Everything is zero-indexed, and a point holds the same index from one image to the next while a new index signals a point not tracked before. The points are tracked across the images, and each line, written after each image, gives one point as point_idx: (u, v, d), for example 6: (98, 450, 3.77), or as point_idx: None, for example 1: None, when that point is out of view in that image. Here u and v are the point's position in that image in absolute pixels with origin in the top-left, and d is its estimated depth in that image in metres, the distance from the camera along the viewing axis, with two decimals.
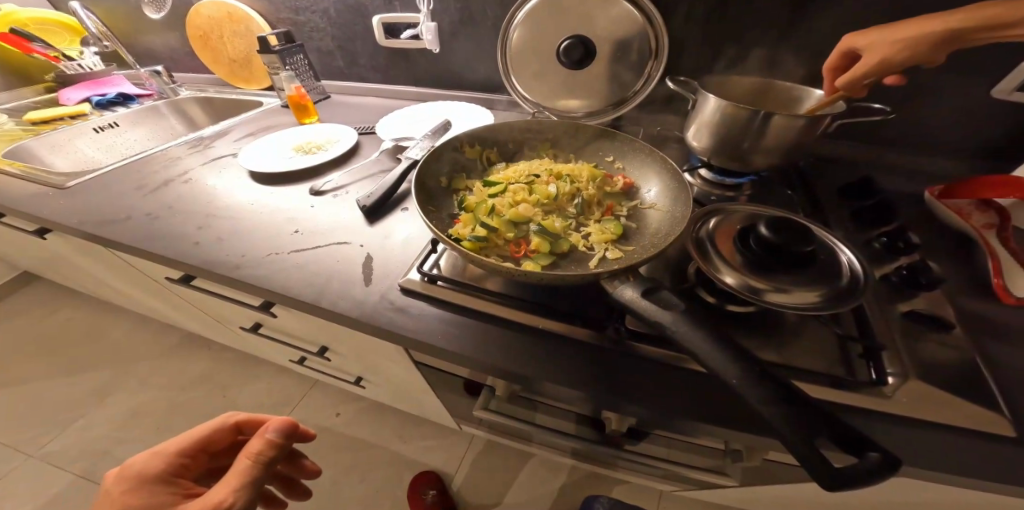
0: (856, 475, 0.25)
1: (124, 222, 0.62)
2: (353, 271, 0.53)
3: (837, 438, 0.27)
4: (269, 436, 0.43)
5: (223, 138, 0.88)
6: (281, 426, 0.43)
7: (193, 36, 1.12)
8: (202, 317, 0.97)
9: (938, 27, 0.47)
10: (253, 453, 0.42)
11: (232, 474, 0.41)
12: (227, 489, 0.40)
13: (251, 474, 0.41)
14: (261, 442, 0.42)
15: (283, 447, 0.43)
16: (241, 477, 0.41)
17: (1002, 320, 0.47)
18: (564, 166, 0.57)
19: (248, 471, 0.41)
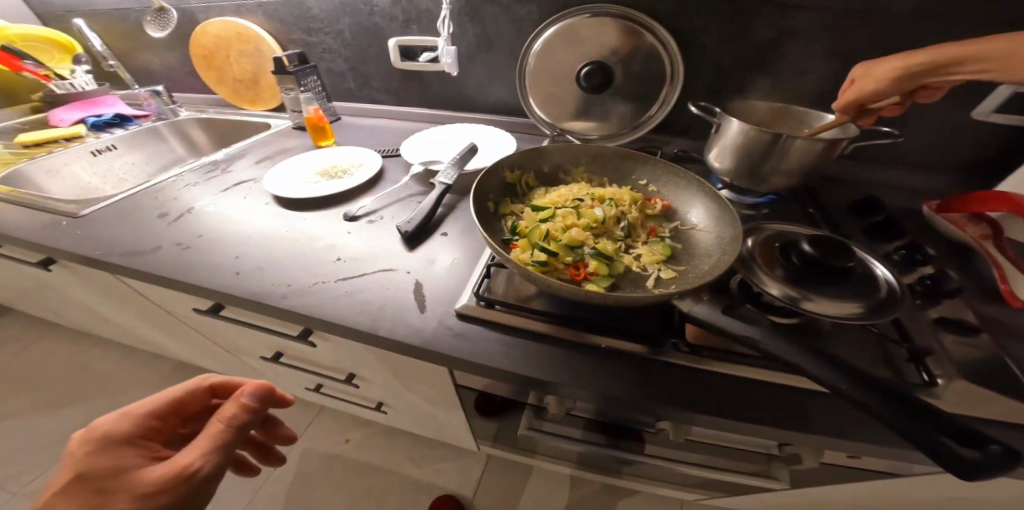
0: (981, 464, 0.29)
1: (157, 253, 0.63)
2: (406, 299, 0.55)
3: (955, 435, 0.31)
4: (245, 402, 0.41)
5: (238, 162, 0.90)
6: (256, 390, 0.42)
7: (196, 55, 1.13)
8: (209, 345, 0.94)
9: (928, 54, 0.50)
10: (228, 419, 0.41)
11: (203, 437, 0.40)
12: (196, 451, 0.39)
13: (220, 439, 0.40)
14: (236, 407, 0.41)
15: (254, 415, 0.42)
16: (208, 441, 0.39)
17: (1013, 322, 0.51)
18: (605, 191, 0.61)
19: (217, 435, 0.40)
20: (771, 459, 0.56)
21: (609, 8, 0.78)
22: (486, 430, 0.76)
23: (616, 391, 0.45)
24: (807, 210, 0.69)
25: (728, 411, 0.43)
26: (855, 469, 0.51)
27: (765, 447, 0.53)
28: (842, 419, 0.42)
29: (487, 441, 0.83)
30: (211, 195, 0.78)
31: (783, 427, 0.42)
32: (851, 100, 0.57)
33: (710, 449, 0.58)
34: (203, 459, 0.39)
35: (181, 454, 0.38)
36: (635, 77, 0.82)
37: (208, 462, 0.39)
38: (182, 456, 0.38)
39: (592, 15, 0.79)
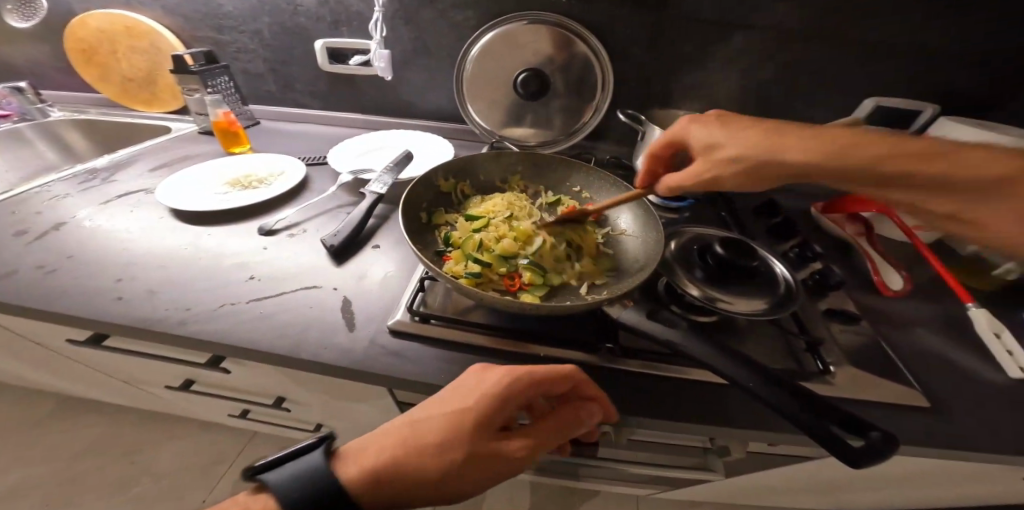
0: (867, 451, 0.32)
1: (11, 280, 0.52)
2: (332, 318, 0.51)
3: (842, 424, 0.35)
4: (591, 416, 0.39)
5: (125, 171, 0.78)
6: (561, 375, 0.37)
7: (73, 49, 0.97)
8: (96, 382, 0.80)
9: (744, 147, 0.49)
10: (480, 395, 0.36)
11: (558, 425, 0.39)
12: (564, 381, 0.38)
13: (489, 417, 0.36)
14: (507, 385, 0.36)
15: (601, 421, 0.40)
16: (475, 412, 0.35)
17: (884, 309, 0.60)
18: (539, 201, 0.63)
19: (487, 408, 0.36)
20: (707, 450, 0.59)
21: (545, 16, 0.80)
22: None
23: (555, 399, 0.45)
24: (720, 213, 0.76)
25: (659, 410, 0.45)
26: (775, 454, 0.56)
27: (698, 441, 0.57)
28: (757, 410, 0.45)
29: None
30: (90, 208, 0.67)
31: (708, 423, 0.44)
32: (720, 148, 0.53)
33: (654, 444, 0.60)
34: (489, 434, 0.36)
35: (511, 440, 0.37)
36: (569, 86, 0.85)
37: (485, 442, 0.35)
38: (510, 440, 0.37)
39: (528, 23, 0.80)
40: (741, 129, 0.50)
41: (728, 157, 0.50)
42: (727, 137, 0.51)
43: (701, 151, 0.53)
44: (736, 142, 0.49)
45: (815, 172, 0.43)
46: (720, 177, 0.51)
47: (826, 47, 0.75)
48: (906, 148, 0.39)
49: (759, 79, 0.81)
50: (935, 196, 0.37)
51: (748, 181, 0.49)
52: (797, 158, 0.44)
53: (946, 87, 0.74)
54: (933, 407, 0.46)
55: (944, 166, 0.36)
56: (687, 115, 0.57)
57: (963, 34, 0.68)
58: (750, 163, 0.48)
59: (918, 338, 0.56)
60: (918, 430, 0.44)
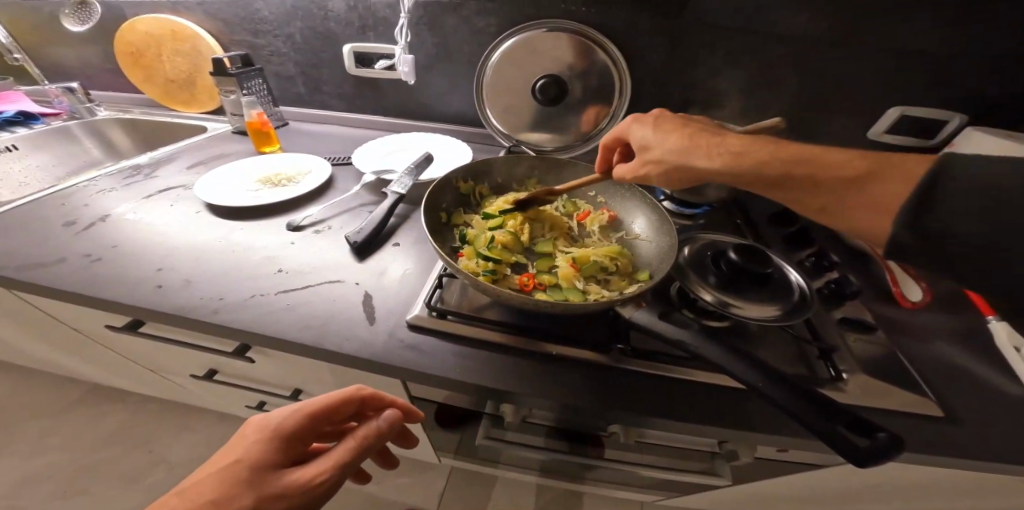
0: (876, 451, 0.33)
1: (61, 266, 0.56)
2: (354, 311, 0.53)
3: (851, 427, 0.35)
4: (382, 419, 0.39)
5: (166, 167, 0.83)
6: (347, 391, 0.42)
7: (122, 53, 1.04)
8: (129, 367, 0.85)
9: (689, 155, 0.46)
10: (259, 437, 0.36)
11: (350, 444, 0.38)
12: (291, 418, 0.38)
13: (272, 457, 0.36)
14: (290, 414, 0.38)
15: (401, 425, 0.40)
16: (249, 461, 0.34)
17: (902, 320, 0.60)
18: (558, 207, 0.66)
19: (264, 451, 0.36)
20: (714, 454, 0.59)
21: (564, 23, 0.82)
22: (444, 443, 0.74)
23: (566, 396, 0.46)
24: (736, 220, 0.76)
25: (668, 410, 0.46)
26: (784, 460, 0.56)
27: (705, 444, 0.56)
28: (768, 414, 0.46)
29: (444, 454, 0.80)
30: (132, 202, 0.71)
31: (717, 424, 0.45)
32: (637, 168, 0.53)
33: (662, 448, 0.61)
34: (277, 473, 0.35)
35: (306, 468, 0.35)
36: (588, 91, 0.87)
37: (274, 480, 0.34)
38: (308, 468, 0.35)
39: (548, 30, 0.82)
40: (670, 130, 0.50)
41: (658, 157, 0.49)
42: (657, 138, 0.50)
43: (638, 150, 0.53)
44: (664, 142, 0.49)
45: (728, 174, 0.42)
46: (651, 176, 0.51)
47: (849, 55, 0.74)
48: (791, 153, 0.38)
49: (778, 85, 0.81)
50: (814, 193, 0.36)
51: (676, 182, 0.49)
52: (711, 160, 0.44)
53: (975, 95, 0.72)
54: (948, 418, 0.46)
55: (824, 165, 0.36)
56: (630, 116, 0.56)
57: (994, 42, 0.67)
58: (673, 164, 0.48)
59: (936, 349, 0.56)
60: (931, 441, 0.43)
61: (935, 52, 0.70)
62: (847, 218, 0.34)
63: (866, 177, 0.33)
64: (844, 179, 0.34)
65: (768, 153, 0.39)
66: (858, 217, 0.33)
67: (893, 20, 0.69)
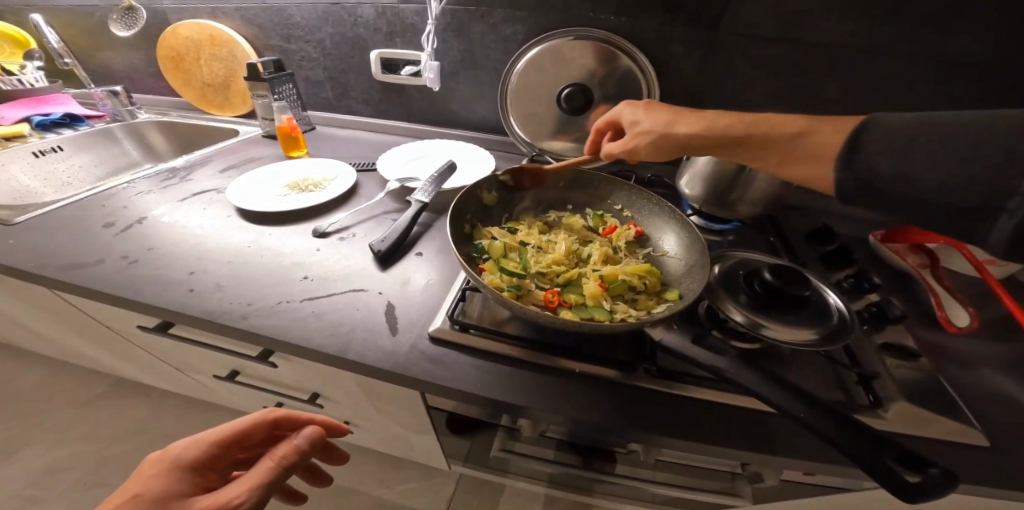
0: (926, 487, 0.31)
1: (100, 267, 0.59)
2: (377, 321, 0.53)
3: (900, 459, 0.34)
4: (301, 437, 0.39)
5: (199, 171, 0.85)
6: (256, 417, 0.44)
7: (164, 56, 1.08)
8: (158, 363, 0.88)
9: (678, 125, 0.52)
10: (159, 472, 0.37)
11: (267, 465, 0.38)
12: (190, 447, 0.39)
13: (177, 488, 0.36)
14: (192, 446, 0.39)
15: (323, 440, 0.40)
16: (150, 495, 0.35)
17: (948, 346, 0.56)
18: (582, 227, 0.67)
19: (167, 484, 0.36)
20: (735, 475, 0.57)
21: (592, 32, 0.81)
22: (456, 451, 0.74)
23: (587, 415, 0.45)
24: (768, 237, 0.73)
25: (694, 433, 0.44)
26: (812, 484, 0.53)
27: (729, 466, 0.54)
28: (799, 440, 0.44)
29: (454, 462, 0.79)
30: (167, 205, 0.73)
31: (747, 448, 0.43)
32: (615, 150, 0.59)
33: (679, 469, 0.59)
34: (183, 503, 0.35)
35: (220, 491, 0.35)
36: (614, 99, 0.85)
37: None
38: (222, 492, 0.35)
39: (576, 37, 0.81)
40: (658, 110, 0.56)
41: (642, 128, 0.56)
42: (645, 115, 0.56)
43: (629, 127, 0.58)
44: (653, 119, 0.55)
45: (702, 133, 0.49)
46: (637, 148, 0.57)
47: (897, 61, 0.70)
48: (748, 119, 0.47)
49: (816, 94, 0.78)
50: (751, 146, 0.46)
51: (646, 150, 0.56)
52: (689, 128, 0.50)
53: None
54: (1001, 454, 0.43)
55: (770, 127, 0.44)
56: (623, 102, 0.61)
57: None
58: (646, 140, 0.55)
59: (986, 379, 0.52)
60: (983, 479, 0.40)
61: (993, 61, 0.66)
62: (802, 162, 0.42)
63: (803, 133, 0.42)
64: (788, 136, 0.43)
65: (691, 127, 0.50)
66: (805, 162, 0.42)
67: (944, 28, 0.65)
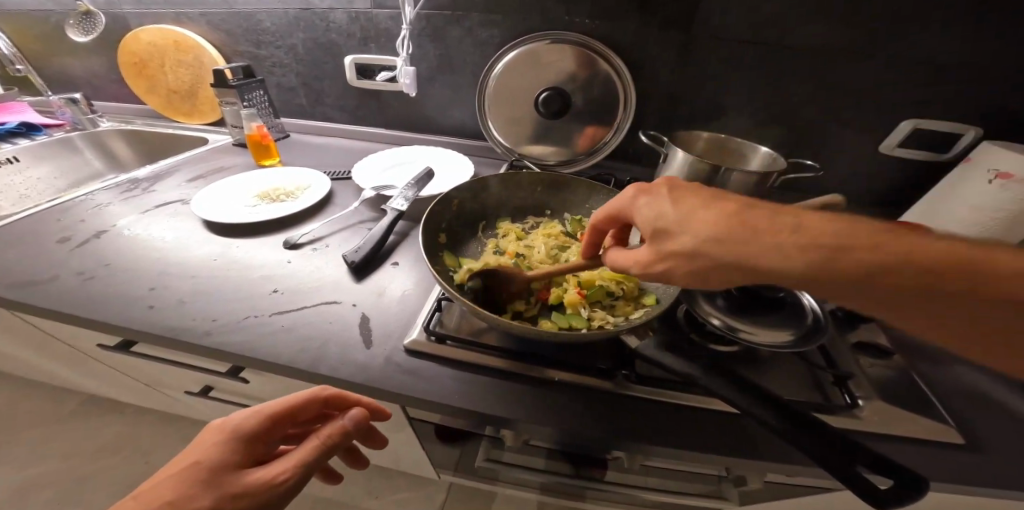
0: (893, 493, 0.31)
1: (52, 285, 0.55)
2: (351, 333, 0.52)
3: (873, 464, 0.34)
4: (348, 418, 0.37)
5: (165, 181, 0.82)
6: (311, 392, 0.40)
7: (126, 63, 1.04)
8: (125, 382, 0.84)
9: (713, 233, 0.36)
10: (219, 440, 0.36)
11: (315, 443, 0.37)
12: (248, 414, 0.37)
13: (232, 458, 0.35)
14: (250, 416, 0.37)
15: (368, 424, 0.38)
16: (208, 462, 0.34)
17: (919, 341, 0.58)
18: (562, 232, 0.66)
19: (225, 452, 0.35)
20: (719, 478, 0.57)
21: (568, 36, 0.81)
22: (442, 461, 0.72)
23: (568, 425, 0.44)
24: None
25: (673, 440, 0.44)
26: (795, 484, 0.53)
27: (714, 469, 0.54)
28: (779, 444, 0.44)
29: (442, 473, 0.77)
30: (130, 217, 0.70)
31: (727, 454, 0.43)
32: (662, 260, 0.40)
33: (665, 474, 0.58)
34: (238, 474, 0.34)
35: (268, 467, 0.34)
36: (591, 103, 0.85)
37: (234, 481, 0.34)
38: (272, 467, 0.34)
39: (552, 42, 0.81)
40: (698, 209, 0.38)
41: (685, 249, 0.38)
42: (677, 214, 0.39)
43: (649, 231, 0.41)
44: (691, 220, 0.38)
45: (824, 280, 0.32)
46: (675, 267, 0.39)
47: (861, 64, 0.72)
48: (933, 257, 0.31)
49: (787, 97, 0.79)
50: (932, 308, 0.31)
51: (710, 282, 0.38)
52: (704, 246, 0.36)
53: (990, 109, 0.70)
54: (972, 448, 0.44)
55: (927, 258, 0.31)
56: (630, 187, 0.45)
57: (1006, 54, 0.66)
58: (701, 256, 0.37)
59: (956, 373, 0.53)
60: (956, 475, 0.41)
61: (949, 64, 0.68)
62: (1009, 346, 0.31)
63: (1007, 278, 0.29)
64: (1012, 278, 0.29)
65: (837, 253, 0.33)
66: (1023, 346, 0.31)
67: (903, 33, 0.68)
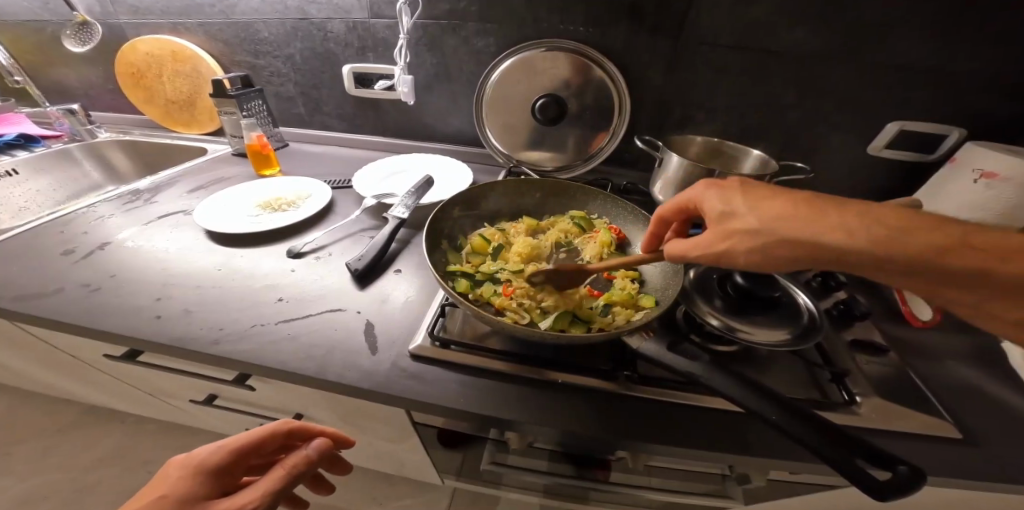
0: (891, 486, 0.33)
1: (59, 297, 0.56)
2: (356, 340, 0.53)
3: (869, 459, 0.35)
4: (311, 447, 0.39)
5: (165, 191, 0.83)
6: (273, 427, 0.42)
7: (123, 73, 1.04)
8: (128, 391, 0.84)
9: (779, 232, 0.40)
10: (185, 474, 0.38)
11: (279, 474, 0.38)
12: (212, 448, 0.39)
13: (196, 491, 0.37)
14: (214, 450, 0.39)
15: (332, 451, 0.40)
16: (174, 495, 0.36)
17: (912, 338, 0.60)
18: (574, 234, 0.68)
19: (190, 486, 0.37)
20: (724, 478, 0.58)
21: (563, 43, 0.82)
22: (449, 466, 0.73)
23: (574, 426, 0.45)
24: None
25: (677, 438, 0.45)
26: (797, 482, 0.55)
27: (717, 468, 0.55)
28: (778, 440, 0.45)
29: (448, 477, 0.78)
30: (132, 228, 0.71)
31: (728, 451, 0.44)
32: (698, 253, 0.44)
33: (669, 475, 0.60)
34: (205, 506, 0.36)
35: (234, 496, 0.36)
36: (588, 108, 0.87)
37: None
38: (236, 497, 0.36)
39: (547, 49, 0.82)
40: (765, 199, 0.42)
41: (748, 227, 0.41)
42: (747, 206, 0.42)
43: (715, 218, 0.44)
44: (758, 212, 0.41)
45: (882, 255, 0.35)
46: (739, 248, 0.42)
47: (850, 69, 0.74)
48: (986, 244, 0.33)
49: (777, 102, 0.82)
50: (999, 292, 0.33)
51: (774, 260, 0.40)
52: (762, 244, 0.40)
53: (973, 111, 0.73)
54: (968, 442, 0.45)
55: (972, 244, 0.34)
56: (702, 180, 0.48)
57: (986, 57, 0.68)
58: (766, 241, 0.40)
59: (950, 369, 0.55)
60: (952, 469, 0.42)
61: (931, 68, 0.71)
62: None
63: None
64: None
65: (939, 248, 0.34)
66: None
67: (886, 38, 0.70)
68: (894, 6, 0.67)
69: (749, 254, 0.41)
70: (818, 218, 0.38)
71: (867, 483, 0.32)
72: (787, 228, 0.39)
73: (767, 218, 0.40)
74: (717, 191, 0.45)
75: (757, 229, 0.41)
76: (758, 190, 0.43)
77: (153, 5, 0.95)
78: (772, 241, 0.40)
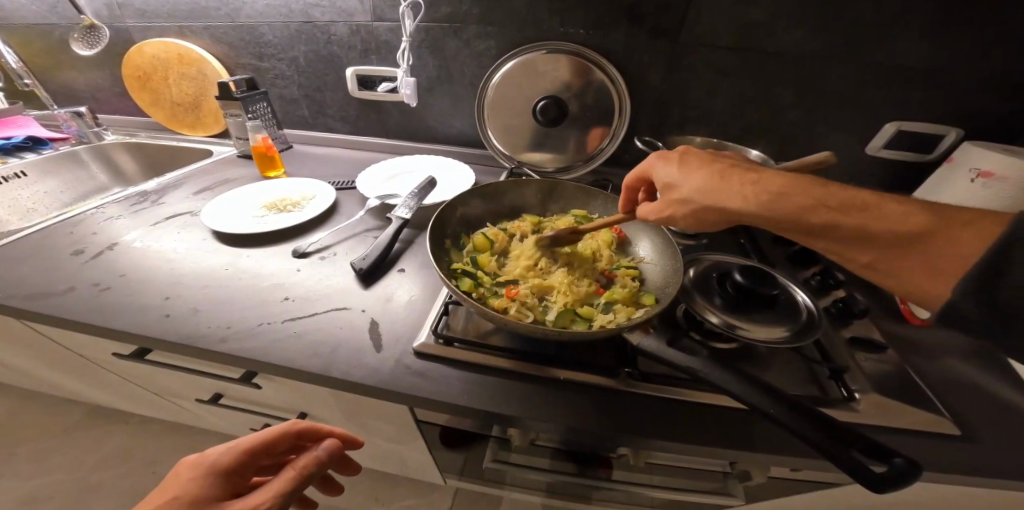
0: (888, 477, 0.33)
1: (70, 296, 0.57)
2: (361, 337, 0.53)
3: (866, 451, 0.36)
4: (321, 448, 0.40)
5: (172, 193, 0.84)
6: (283, 427, 0.43)
7: (129, 76, 1.06)
8: (135, 391, 0.85)
9: (705, 198, 0.47)
10: (196, 474, 0.38)
11: (290, 475, 0.39)
12: (222, 449, 0.40)
13: (208, 492, 0.38)
14: (225, 450, 0.40)
15: (342, 452, 0.41)
16: (185, 496, 0.37)
17: (910, 335, 0.60)
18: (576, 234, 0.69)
19: (200, 486, 0.38)
20: (725, 475, 0.58)
21: (563, 46, 0.83)
22: (452, 464, 0.73)
23: (576, 421, 0.46)
24: (739, 240, 0.78)
25: (678, 434, 0.45)
26: (798, 478, 0.55)
27: (717, 465, 0.55)
28: (778, 436, 0.46)
29: (452, 477, 0.79)
30: (140, 230, 0.72)
31: (727, 446, 0.45)
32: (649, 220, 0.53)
33: (670, 472, 0.60)
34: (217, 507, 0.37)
35: (246, 497, 0.36)
36: (588, 109, 0.88)
37: None
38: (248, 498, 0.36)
39: (547, 51, 0.83)
40: (696, 169, 0.49)
41: (682, 196, 0.49)
42: (682, 177, 0.50)
43: (662, 188, 0.52)
44: (691, 181, 0.49)
45: (763, 216, 0.42)
46: (677, 215, 0.50)
47: (847, 70, 0.75)
48: (834, 200, 0.39)
49: (775, 102, 0.82)
50: (854, 246, 0.38)
51: (703, 225, 0.48)
52: (691, 213, 0.49)
53: (970, 111, 0.74)
54: (965, 437, 0.46)
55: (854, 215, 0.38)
56: (653, 154, 0.55)
57: (981, 58, 0.69)
58: (695, 209, 0.48)
59: (947, 366, 0.56)
60: (949, 464, 0.43)
61: (927, 68, 0.72)
62: (894, 278, 0.37)
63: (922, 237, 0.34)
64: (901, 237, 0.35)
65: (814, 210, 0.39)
66: (908, 276, 0.36)
67: (883, 39, 0.71)
68: (890, 7, 0.68)
69: (686, 219, 0.50)
70: (732, 187, 0.45)
71: (864, 475, 0.33)
72: (709, 196, 0.46)
73: (693, 189, 0.48)
74: (661, 166, 0.52)
75: (687, 199, 0.49)
76: (693, 163, 0.50)
77: (159, 8, 0.96)
78: (700, 208, 0.47)
